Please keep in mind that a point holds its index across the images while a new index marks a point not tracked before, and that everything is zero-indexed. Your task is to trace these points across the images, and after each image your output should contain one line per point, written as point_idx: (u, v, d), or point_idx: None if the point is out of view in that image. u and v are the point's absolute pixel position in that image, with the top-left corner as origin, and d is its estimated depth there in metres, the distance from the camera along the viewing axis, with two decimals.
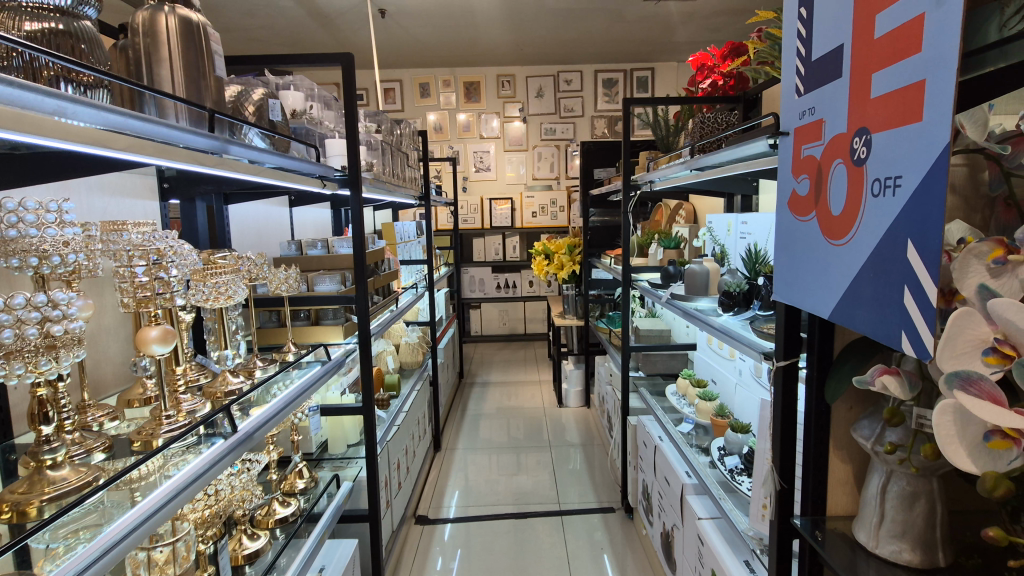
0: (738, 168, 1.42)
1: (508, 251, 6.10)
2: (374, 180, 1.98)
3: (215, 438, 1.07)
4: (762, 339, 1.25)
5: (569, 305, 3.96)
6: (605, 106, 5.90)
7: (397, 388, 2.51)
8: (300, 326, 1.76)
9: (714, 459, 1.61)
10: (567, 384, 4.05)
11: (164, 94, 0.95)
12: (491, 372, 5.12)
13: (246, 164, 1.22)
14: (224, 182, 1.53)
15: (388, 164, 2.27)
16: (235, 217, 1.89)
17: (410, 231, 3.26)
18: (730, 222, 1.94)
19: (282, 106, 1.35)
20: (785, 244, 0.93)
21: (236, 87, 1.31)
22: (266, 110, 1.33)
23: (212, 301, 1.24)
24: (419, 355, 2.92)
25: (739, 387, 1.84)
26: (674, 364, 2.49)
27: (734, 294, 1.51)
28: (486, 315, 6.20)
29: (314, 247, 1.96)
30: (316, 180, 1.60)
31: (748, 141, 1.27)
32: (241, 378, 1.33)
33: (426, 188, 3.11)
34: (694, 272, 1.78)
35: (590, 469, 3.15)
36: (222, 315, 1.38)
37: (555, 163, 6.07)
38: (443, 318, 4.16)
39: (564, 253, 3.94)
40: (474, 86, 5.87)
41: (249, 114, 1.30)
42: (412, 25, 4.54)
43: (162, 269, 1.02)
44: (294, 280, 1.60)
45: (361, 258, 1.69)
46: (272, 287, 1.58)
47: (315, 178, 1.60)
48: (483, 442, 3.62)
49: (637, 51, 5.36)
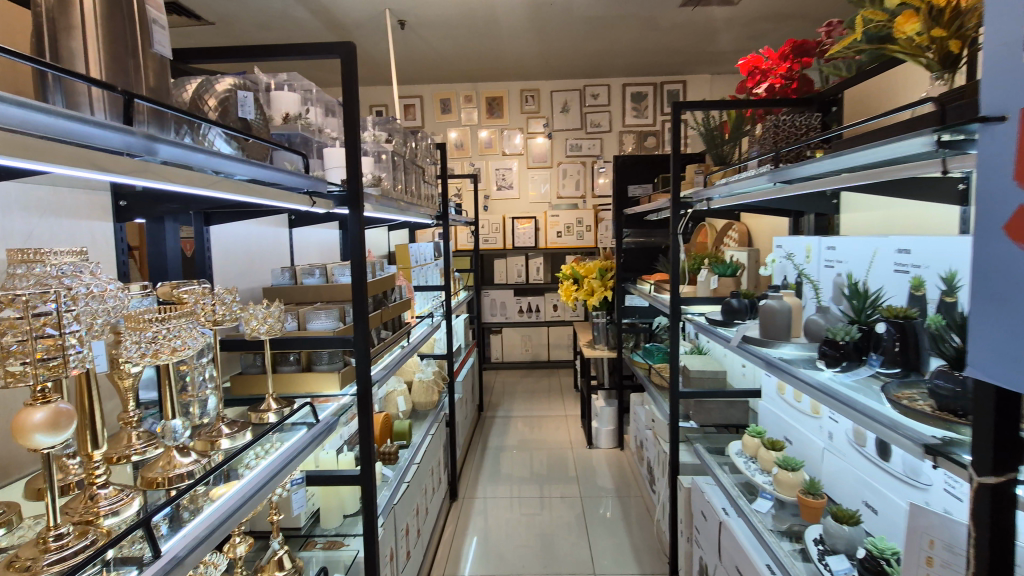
0: (855, 179, 1.14)
1: (532, 272, 5.76)
2: (381, 197, 1.68)
3: (128, 569, 0.72)
4: (906, 417, 0.88)
5: (599, 333, 3.59)
6: (633, 121, 5.61)
7: (408, 437, 2.16)
8: (286, 374, 1.45)
9: (810, 554, 1.25)
10: (598, 422, 3.62)
11: (77, 74, 0.65)
12: (514, 404, 4.75)
13: (208, 175, 0.92)
14: (191, 198, 1.25)
15: (399, 179, 1.98)
16: (218, 241, 1.61)
17: (427, 253, 3.01)
18: (809, 245, 1.61)
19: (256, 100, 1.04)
20: (996, 295, 0.59)
21: (194, 77, 1.01)
22: (234, 106, 1.02)
23: (147, 357, 0.92)
24: (434, 394, 2.59)
25: (827, 455, 1.50)
26: (730, 414, 2.12)
27: (841, 343, 1.15)
28: (508, 341, 5.84)
29: (311, 275, 1.67)
30: (303, 196, 1.28)
31: (891, 141, 0.93)
32: (202, 457, 1.02)
33: (444, 206, 2.82)
34: (773, 310, 1.44)
35: (627, 524, 2.77)
36: (184, 363, 1.12)
37: (580, 181, 5.76)
38: (463, 346, 3.85)
39: (595, 277, 3.59)
40: (497, 101, 5.63)
41: (210, 110, 1.00)
42: (433, 37, 4.32)
43: (52, 323, 0.67)
44: (277, 318, 1.29)
45: (362, 289, 1.38)
46: (249, 327, 1.27)
47: (302, 195, 1.26)
48: (506, 487, 3.23)
49: (668, 63, 5.08)
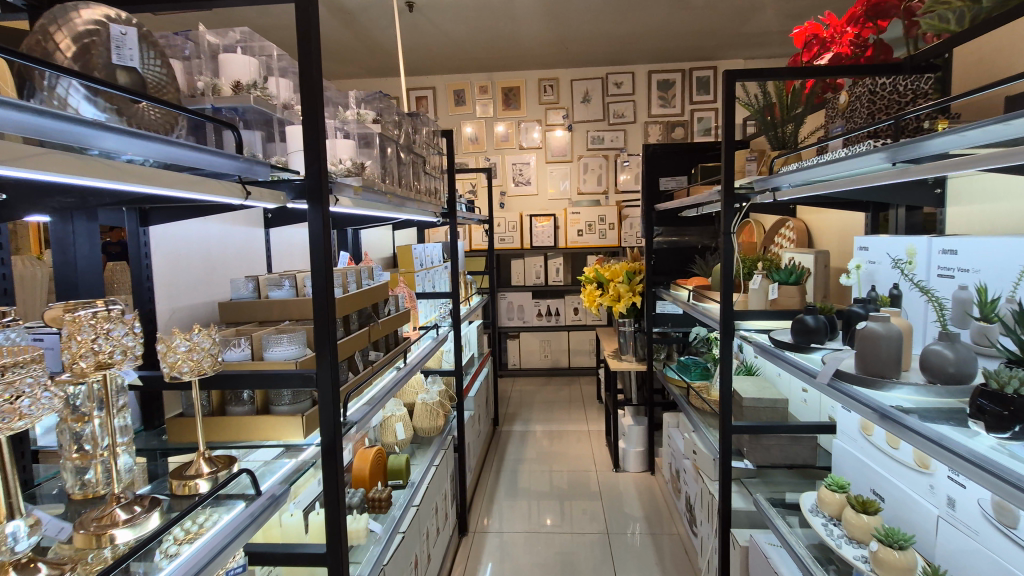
0: (994, 160, 0.78)
1: (551, 274, 5.39)
2: (362, 188, 1.34)
3: None
4: None
5: (626, 343, 3.23)
6: (660, 111, 5.22)
7: (405, 476, 1.81)
8: (237, 417, 1.14)
9: None
10: (624, 442, 3.26)
11: None
12: (532, 415, 4.39)
13: (42, 151, 0.59)
14: (92, 192, 0.92)
15: (391, 168, 1.65)
16: (160, 247, 1.30)
17: (434, 255, 2.73)
18: (914, 248, 1.24)
19: (138, 41, 0.73)
20: None
21: (47, 12, 0.71)
22: (102, 49, 0.71)
23: None
24: (439, 419, 2.25)
25: (944, 524, 1.14)
26: (793, 452, 1.74)
27: (1011, 397, 0.77)
28: (525, 347, 5.47)
29: (279, 287, 1.36)
30: (234, 184, 0.94)
31: None
32: (61, 571, 0.68)
33: (451, 201, 2.49)
34: (876, 337, 1.08)
35: (663, 564, 2.39)
36: (86, 416, 0.87)
37: (603, 175, 5.38)
38: (475, 356, 3.53)
39: (622, 282, 3.21)
40: (514, 92, 5.29)
41: (64, 54, 0.69)
42: (444, 21, 4.00)
43: None
44: (209, 341, 0.95)
45: (325, 309, 1.03)
46: (166, 365, 0.92)
47: (234, 184, 0.92)
48: (525, 514, 2.89)
49: (698, 46, 4.69)
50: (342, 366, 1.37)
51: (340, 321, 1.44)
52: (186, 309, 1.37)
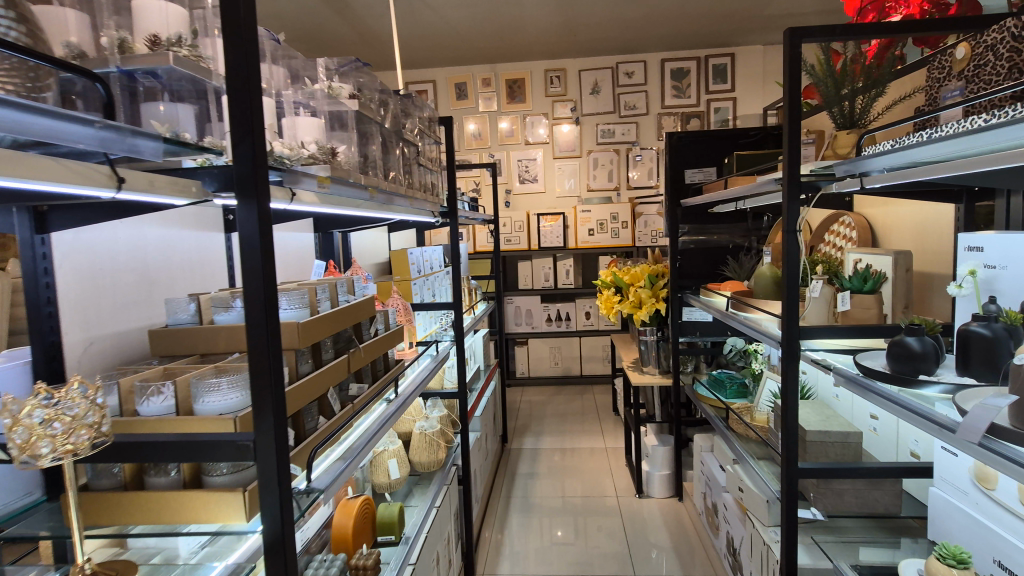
0: None
1: (561, 276, 5.06)
2: (332, 180, 1.03)
3: None
4: None
5: (648, 355, 2.86)
6: (674, 102, 4.90)
7: (398, 530, 1.52)
8: (155, 494, 0.83)
9: None
10: (648, 465, 2.93)
11: None
12: (543, 429, 4.07)
13: None
14: None
15: (373, 157, 1.34)
16: (71, 260, 1.00)
17: (434, 260, 2.43)
18: None
19: None
20: None
21: None
22: None
23: None
24: (440, 451, 1.96)
25: None
26: (871, 498, 1.45)
27: None
28: (534, 354, 5.15)
29: (226, 308, 1.04)
30: (99, 166, 0.59)
31: None
32: None
33: (452, 199, 2.17)
34: None
35: None
36: None
37: (614, 171, 5.06)
38: (481, 370, 3.21)
39: (643, 286, 2.84)
40: (518, 84, 4.98)
41: None
42: (444, 7, 3.69)
43: None
44: (86, 406, 0.64)
45: (268, 349, 0.72)
46: (16, 444, 0.61)
47: (100, 167, 0.58)
48: (537, 539, 2.59)
49: (716, 31, 4.35)
50: (310, 411, 1.06)
51: (309, 352, 1.11)
52: (110, 336, 1.07)
